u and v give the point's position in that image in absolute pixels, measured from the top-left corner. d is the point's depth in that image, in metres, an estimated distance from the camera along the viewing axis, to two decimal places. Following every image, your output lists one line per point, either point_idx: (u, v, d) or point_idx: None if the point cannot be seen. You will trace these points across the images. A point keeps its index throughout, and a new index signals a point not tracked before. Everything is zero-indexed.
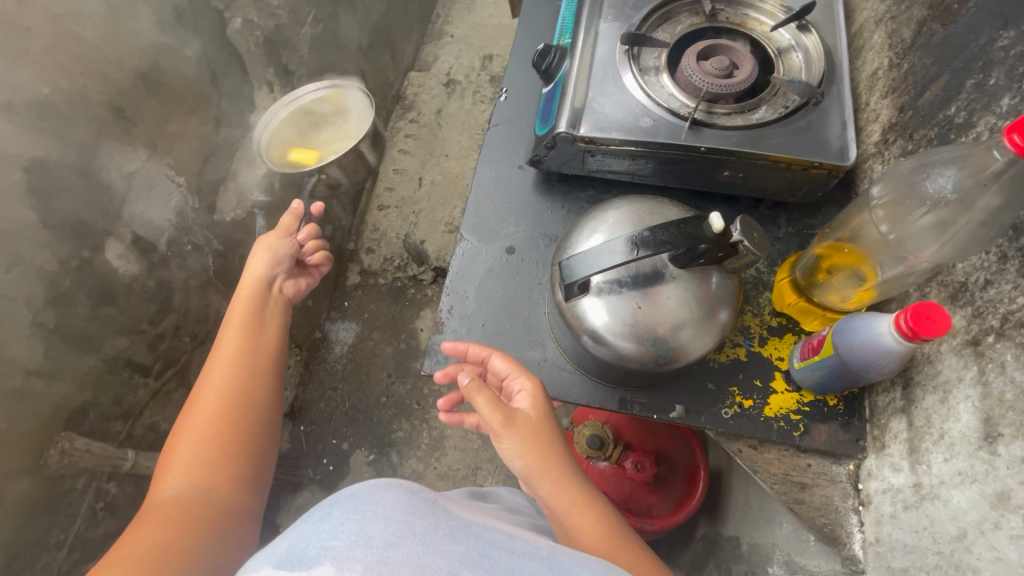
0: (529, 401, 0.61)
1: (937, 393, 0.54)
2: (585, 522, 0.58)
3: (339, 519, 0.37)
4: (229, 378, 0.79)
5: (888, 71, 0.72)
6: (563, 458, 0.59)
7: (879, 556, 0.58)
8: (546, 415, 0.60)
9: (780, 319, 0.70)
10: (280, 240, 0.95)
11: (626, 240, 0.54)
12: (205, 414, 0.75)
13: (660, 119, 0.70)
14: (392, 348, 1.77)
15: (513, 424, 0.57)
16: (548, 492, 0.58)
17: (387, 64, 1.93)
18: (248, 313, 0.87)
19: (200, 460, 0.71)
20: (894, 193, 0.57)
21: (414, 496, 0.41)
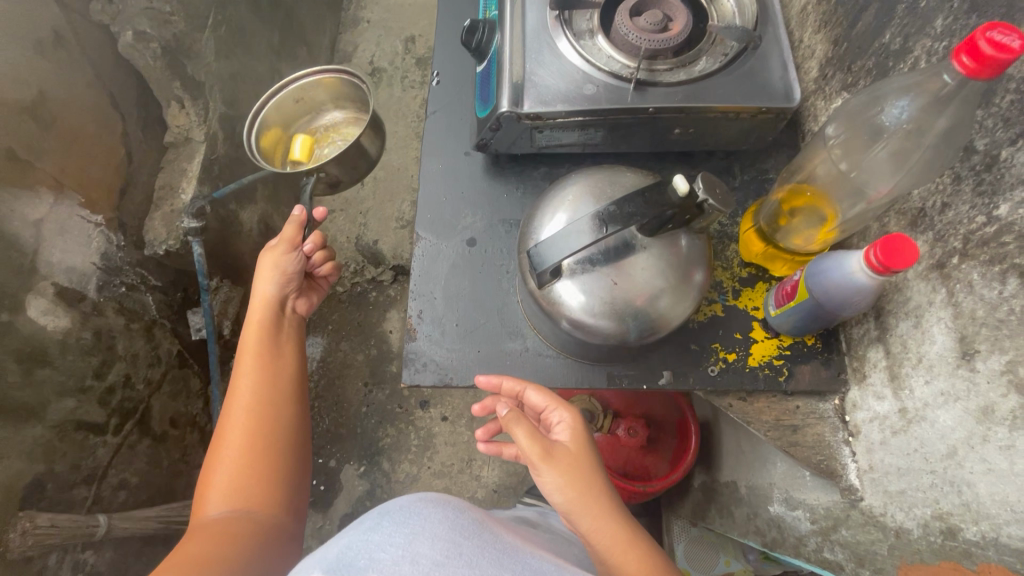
0: (569, 433, 0.61)
1: (909, 318, 0.55)
2: (629, 562, 0.55)
3: (388, 533, 0.44)
4: (256, 399, 0.77)
5: (817, 6, 0.72)
6: (606, 493, 0.57)
7: (875, 482, 0.60)
8: (588, 451, 0.59)
9: (750, 269, 0.70)
10: (287, 255, 0.85)
11: (595, 218, 0.52)
12: (236, 439, 0.74)
13: (603, 84, 0.68)
14: (363, 355, 1.71)
15: (554, 457, 0.56)
16: (591, 531, 0.56)
17: (303, 58, 1.83)
18: (264, 334, 0.83)
19: (239, 487, 0.70)
20: (847, 127, 0.57)
21: (458, 516, 0.49)
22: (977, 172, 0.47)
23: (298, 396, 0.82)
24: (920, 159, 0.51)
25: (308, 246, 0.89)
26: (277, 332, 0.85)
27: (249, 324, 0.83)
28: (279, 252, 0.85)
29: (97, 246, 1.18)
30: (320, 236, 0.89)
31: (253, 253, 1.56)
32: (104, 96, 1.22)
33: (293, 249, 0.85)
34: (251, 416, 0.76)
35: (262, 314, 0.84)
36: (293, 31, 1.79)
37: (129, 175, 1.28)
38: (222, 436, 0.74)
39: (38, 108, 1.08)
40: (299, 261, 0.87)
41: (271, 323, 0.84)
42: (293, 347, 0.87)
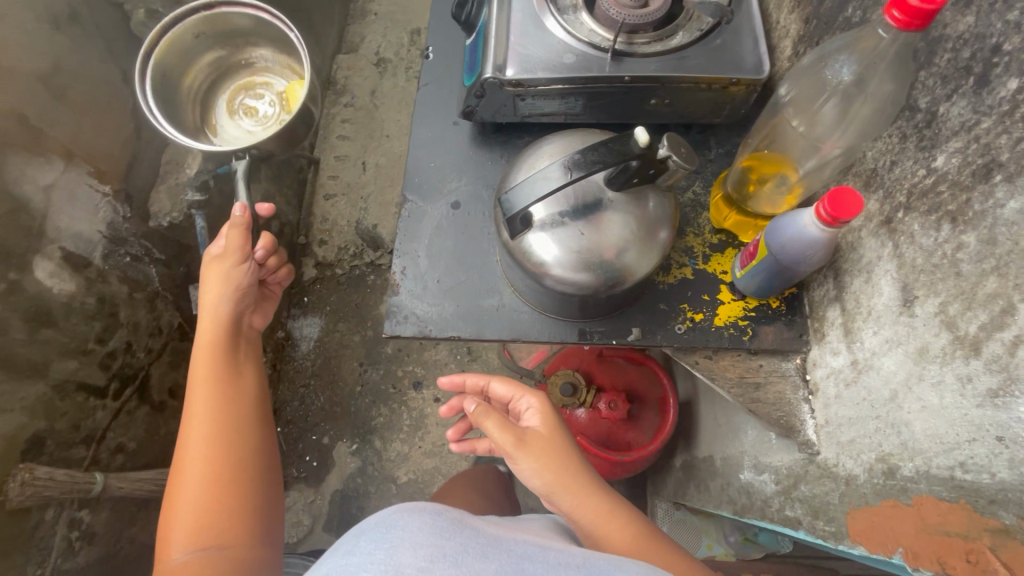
0: (538, 419, 0.69)
1: (862, 274, 0.58)
2: (613, 531, 0.63)
3: (366, 550, 0.41)
4: (211, 433, 0.77)
5: None
6: (579, 471, 0.65)
7: (830, 435, 0.63)
8: (558, 433, 0.67)
9: (721, 236, 0.73)
10: (237, 266, 0.87)
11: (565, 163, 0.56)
12: (196, 476, 0.74)
13: (583, 54, 0.71)
14: (360, 336, 1.75)
15: (527, 444, 0.64)
16: (572, 506, 0.64)
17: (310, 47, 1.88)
18: (216, 364, 0.84)
19: (202, 519, 0.71)
20: (802, 90, 0.61)
21: (439, 517, 0.45)
22: (920, 128, 0.50)
23: (257, 419, 0.83)
24: (864, 115, 0.55)
25: (260, 252, 0.91)
26: (230, 354, 0.86)
27: (198, 357, 0.84)
28: (224, 269, 0.87)
29: (104, 216, 1.23)
30: (271, 240, 0.93)
31: None
32: (116, 74, 1.27)
33: (242, 258, 0.87)
34: (209, 450, 0.76)
35: (212, 339, 0.85)
36: (300, 19, 1.85)
37: (137, 149, 1.33)
38: (180, 473, 0.74)
39: (51, 80, 1.13)
40: (250, 272, 0.89)
41: (223, 350, 0.85)
42: (248, 371, 0.88)
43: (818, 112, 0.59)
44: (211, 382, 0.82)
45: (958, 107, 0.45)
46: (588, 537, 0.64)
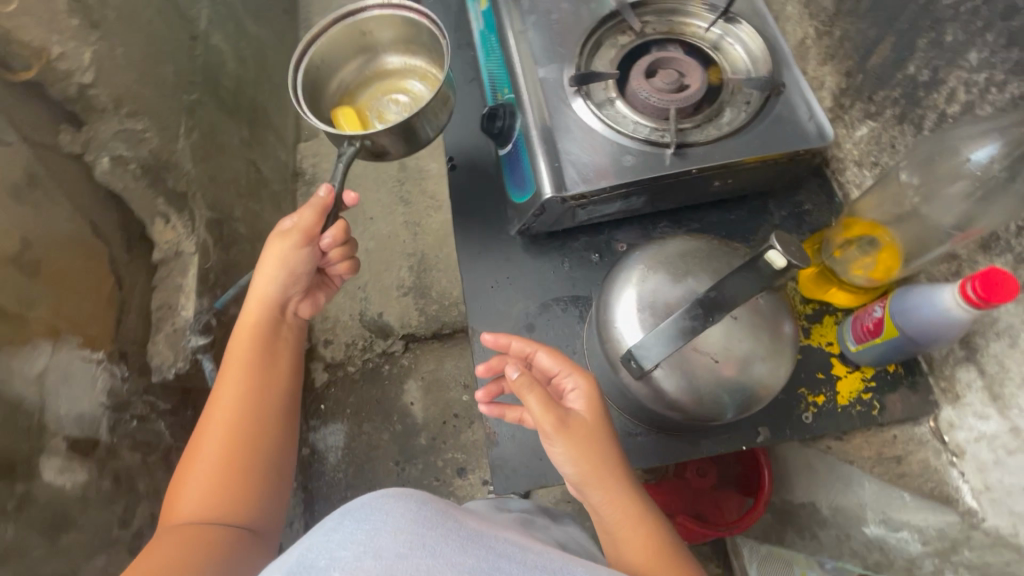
0: (584, 403, 0.57)
1: (1002, 339, 0.55)
2: (636, 540, 0.56)
3: (348, 529, 0.35)
4: (240, 403, 0.68)
5: (818, 39, 0.74)
6: (617, 464, 0.56)
7: (996, 503, 0.59)
8: (602, 422, 0.56)
9: (814, 304, 0.70)
10: (296, 253, 0.71)
11: (678, 327, 0.52)
12: (216, 442, 0.65)
13: (640, 152, 0.67)
14: (389, 433, 1.63)
15: (567, 429, 0.54)
16: (601, 503, 0.56)
17: (274, 144, 1.85)
18: (258, 329, 0.73)
19: (212, 494, 0.63)
20: (924, 175, 0.59)
21: (429, 507, 0.38)
22: None
23: (288, 404, 0.72)
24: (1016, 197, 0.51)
25: (328, 240, 0.71)
26: (273, 335, 0.74)
27: (242, 321, 0.72)
28: (282, 248, 0.70)
29: (101, 386, 1.10)
30: (343, 229, 0.71)
31: None
32: (84, 226, 1.12)
33: (303, 245, 0.70)
34: (234, 420, 0.67)
35: (255, 312, 0.73)
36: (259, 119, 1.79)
37: (124, 300, 1.18)
38: (201, 430, 0.66)
39: (21, 258, 0.98)
40: (308, 261, 0.73)
41: (268, 324, 0.73)
42: (290, 351, 0.76)
43: (945, 190, 0.57)
44: (251, 348, 0.71)
45: None
46: (606, 535, 0.57)
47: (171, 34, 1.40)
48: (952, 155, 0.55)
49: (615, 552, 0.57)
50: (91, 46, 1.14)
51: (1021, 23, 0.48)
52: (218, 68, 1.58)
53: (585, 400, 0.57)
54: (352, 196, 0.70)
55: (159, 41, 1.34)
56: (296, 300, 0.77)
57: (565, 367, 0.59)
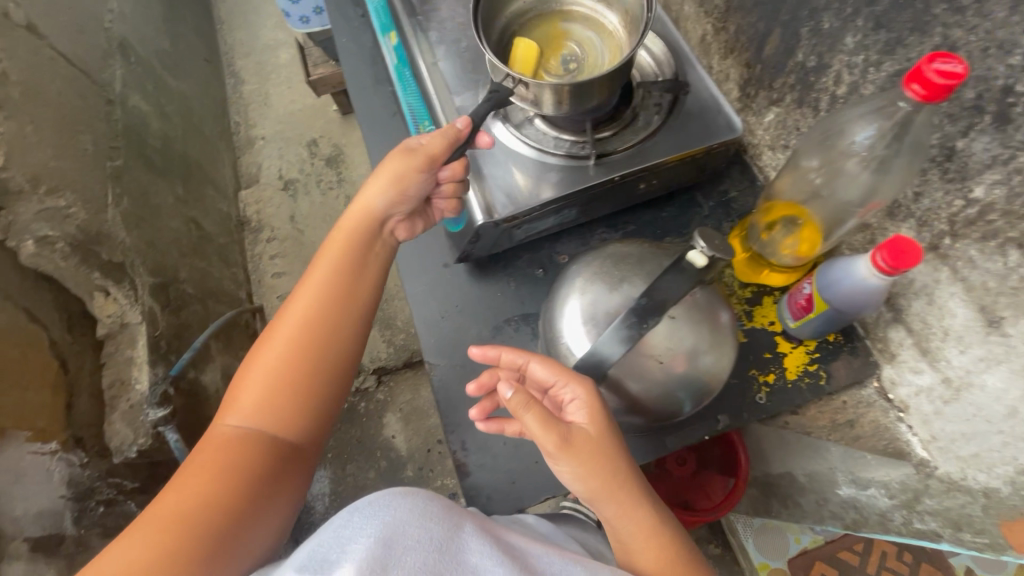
0: (587, 417, 0.53)
1: (921, 297, 0.58)
2: (648, 548, 0.55)
3: (360, 523, 0.44)
4: (297, 339, 0.64)
5: (716, 35, 0.77)
6: (628, 481, 0.54)
7: (943, 451, 0.62)
8: (608, 435, 0.54)
9: (753, 288, 0.73)
10: (413, 174, 0.66)
11: (617, 335, 0.53)
12: (268, 371, 0.63)
13: (564, 167, 0.69)
14: (375, 471, 1.58)
15: (572, 448, 0.51)
16: (615, 515, 0.55)
17: (213, 196, 1.81)
18: (342, 249, 0.68)
19: (262, 406, 0.62)
20: (823, 157, 0.62)
21: (428, 503, 0.48)
22: (939, 162, 0.51)
23: (358, 324, 0.68)
24: (901, 165, 0.54)
25: (446, 174, 0.66)
26: (364, 250, 0.69)
27: (336, 233, 0.69)
28: (410, 161, 0.65)
29: (59, 477, 1.08)
30: (458, 167, 0.66)
31: None
32: (19, 313, 1.07)
33: (413, 172, 0.65)
34: (290, 356, 0.64)
35: (348, 230, 0.69)
36: (193, 174, 1.75)
37: (72, 383, 1.12)
38: (263, 347, 0.65)
39: None
40: (422, 186, 0.67)
41: (356, 243, 0.69)
42: (375, 275, 0.70)
43: (843, 167, 0.59)
44: (334, 269, 0.67)
45: (980, 142, 0.47)
46: (617, 542, 0.57)
47: (86, 103, 1.35)
48: (843, 137, 0.58)
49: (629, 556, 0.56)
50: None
51: (884, 7, 0.52)
52: (141, 129, 1.54)
53: (589, 411, 0.53)
54: (487, 139, 0.67)
55: (74, 111, 1.30)
56: (398, 221, 0.72)
57: (564, 380, 0.55)
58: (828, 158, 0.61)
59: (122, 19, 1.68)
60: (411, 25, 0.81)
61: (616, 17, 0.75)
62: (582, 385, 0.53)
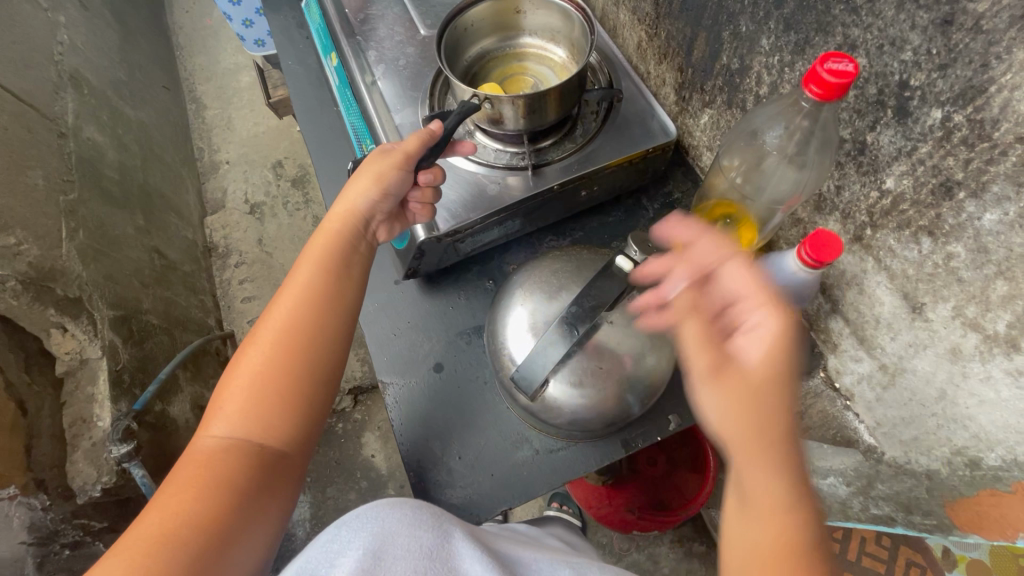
0: (763, 350, 0.43)
1: (853, 287, 0.60)
2: (778, 535, 0.42)
3: (348, 536, 0.44)
4: (281, 347, 0.59)
5: (650, 41, 0.79)
6: (782, 443, 0.43)
7: (889, 435, 0.64)
8: (773, 379, 0.43)
9: None
10: (392, 172, 0.62)
11: (557, 338, 0.55)
12: (249, 380, 0.58)
13: (503, 178, 0.70)
14: (355, 492, 1.55)
15: (722, 371, 0.45)
16: (749, 471, 0.44)
17: (177, 224, 1.79)
18: (324, 252, 0.63)
19: (249, 412, 0.56)
20: (741, 155, 0.63)
21: (420, 510, 0.47)
22: (853, 156, 0.53)
23: (343, 329, 0.63)
24: (818, 161, 0.55)
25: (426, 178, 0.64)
26: (346, 253, 0.64)
27: (319, 234, 0.65)
28: (386, 162, 0.62)
29: (20, 520, 1.08)
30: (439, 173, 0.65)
31: None
32: None
33: (397, 169, 0.62)
34: (276, 363, 0.58)
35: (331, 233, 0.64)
36: (154, 202, 1.72)
37: (32, 424, 1.09)
38: (245, 354, 0.59)
39: None
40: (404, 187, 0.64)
41: (339, 245, 0.64)
42: (359, 279, 0.66)
43: (766, 164, 0.60)
44: (317, 272, 0.63)
45: (886, 136, 0.49)
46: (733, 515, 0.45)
47: (35, 137, 1.33)
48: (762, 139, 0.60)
49: (741, 540, 0.44)
50: None
51: (791, 9, 0.53)
52: (96, 160, 1.52)
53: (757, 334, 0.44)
54: (467, 145, 0.68)
55: (23, 146, 1.27)
56: (380, 223, 0.67)
57: (730, 296, 0.46)
58: (750, 151, 0.61)
59: (73, 50, 1.66)
60: (350, 45, 0.81)
61: (565, 52, 0.73)
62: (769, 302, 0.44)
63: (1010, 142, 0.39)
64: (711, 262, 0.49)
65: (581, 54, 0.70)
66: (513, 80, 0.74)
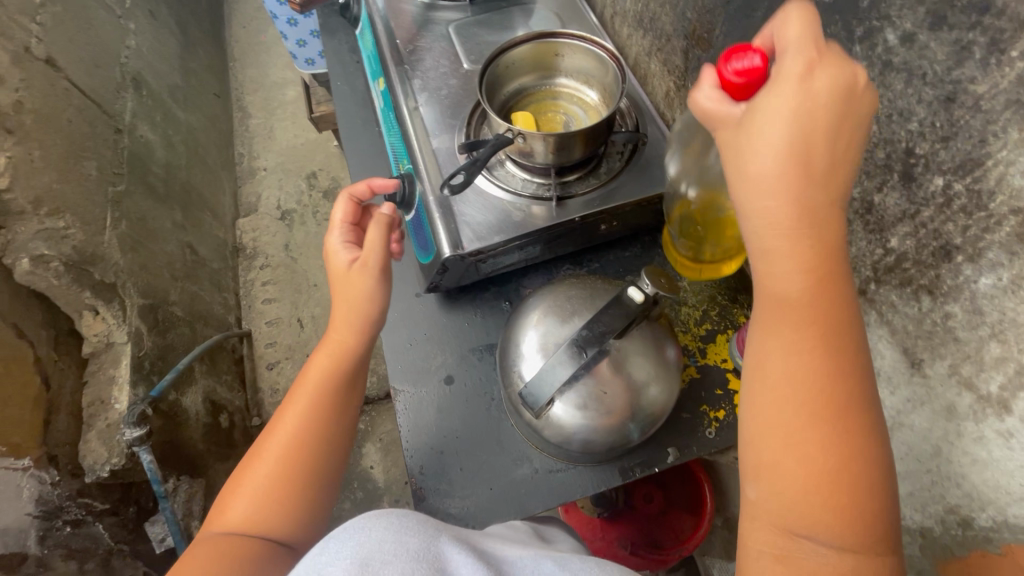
0: (817, 100, 0.37)
1: None
2: (793, 337, 0.40)
3: (334, 549, 0.41)
4: (288, 444, 0.63)
5: (677, 91, 0.84)
6: (819, 240, 0.39)
7: None
8: (826, 146, 0.38)
9: (707, 326, 0.77)
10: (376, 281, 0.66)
11: (566, 356, 0.57)
12: (259, 476, 0.61)
13: (528, 206, 0.74)
14: (349, 501, 1.56)
15: (752, 132, 0.39)
16: (774, 268, 0.40)
17: (211, 223, 1.87)
18: (332, 362, 0.67)
19: (259, 509, 0.60)
20: None
21: (405, 517, 0.45)
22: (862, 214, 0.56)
23: (346, 430, 0.66)
24: None
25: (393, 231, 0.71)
26: (351, 362, 0.68)
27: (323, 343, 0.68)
28: (367, 280, 0.65)
29: (29, 493, 1.09)
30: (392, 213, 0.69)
31: (206, 435, 1.48)
32: (8, 330, 1.09)
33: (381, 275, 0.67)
34: (286, 460, 0.62)
35: (337, 345, 0.67)
36: (193, 201, 1.81)
37: (53, 399, 1.14)
38: (256, 455, 0.63)
39: None
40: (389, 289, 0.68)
41: (344, 355, 0.67)
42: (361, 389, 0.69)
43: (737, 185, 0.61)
44: (325, 379, 0.66)
45: (892, 198, 0.52)
46: (751, 387, 0.43)
47: (94, 131, 1.42)
48: None
49: (760, 412, 0.42)
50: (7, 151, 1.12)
51: None
52: (146, 157, 1.61)
53: (818, 179, 0.38)
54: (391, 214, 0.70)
55: (83, 138, 1.36)
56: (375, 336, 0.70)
57: (800, 132, 0.37)
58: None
59: (137, 54, 1.77)
60: (397, 73, 0.87)
61: (596, 94, 0.78)
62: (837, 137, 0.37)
63: (1004, 213, 0.41)
64: (823, 86, 0.37)
65: (613, 97, 0.76)
66: (548, 117, 0.79)
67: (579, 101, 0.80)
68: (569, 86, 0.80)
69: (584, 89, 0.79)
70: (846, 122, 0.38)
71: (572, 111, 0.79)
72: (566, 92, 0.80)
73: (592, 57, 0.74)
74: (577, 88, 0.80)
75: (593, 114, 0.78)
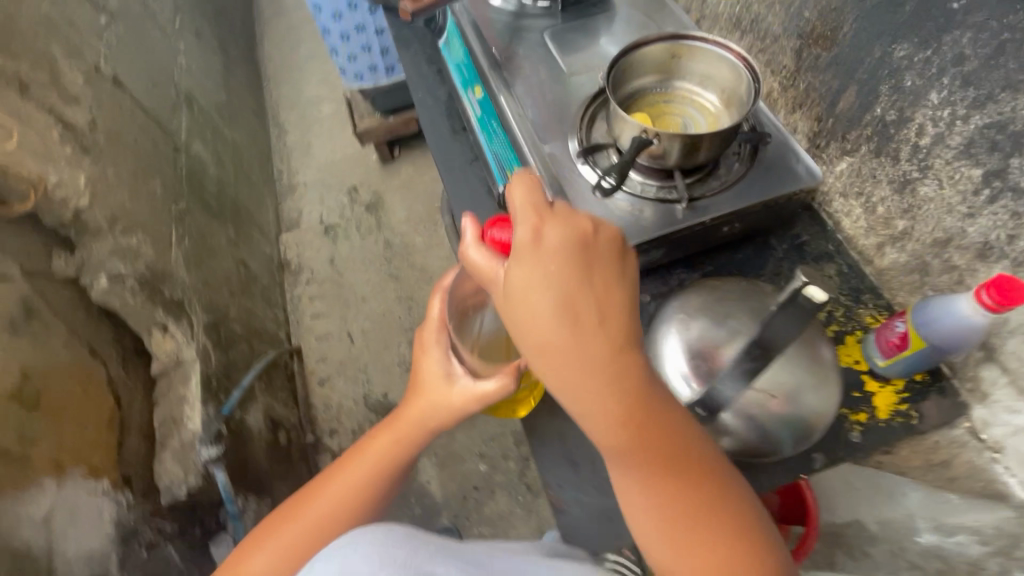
0: (558, 273, 0.47)
1: (1018, 336, 0.60)
2: (628, 447, 0.51)
3: (326, 564, 0.49)
4: (342, 498, 0.70)
5: (785, 91, 0.83)
6: (609, 380, 0.48)
7: None
8: (585, 308, 0.47)
9: (835, 327, 0.75)
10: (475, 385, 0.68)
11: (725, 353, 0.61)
12: (309, 518, 0.69)
13: (653, 210, 0.74)
14: (408, 518, 1.52)
15: (513, 313, 0.49)
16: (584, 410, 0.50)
17: (258, 238, 1.87)
18: (397, 437, 0.73)
19: (298, 546, 0.67)
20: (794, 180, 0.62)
21: (388, 532, 0.52)
22: None
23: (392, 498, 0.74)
24: None
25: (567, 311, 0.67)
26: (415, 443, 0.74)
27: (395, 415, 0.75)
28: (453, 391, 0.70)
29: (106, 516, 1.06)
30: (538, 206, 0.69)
31: (268, 452, 1.46)
32: (85, 349, 1.08)
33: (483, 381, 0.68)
34: (335, 511, 0.69)
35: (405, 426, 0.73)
36: (242, 217, 1.80)
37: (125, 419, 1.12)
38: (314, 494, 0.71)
39: (23, 391, 0.92)
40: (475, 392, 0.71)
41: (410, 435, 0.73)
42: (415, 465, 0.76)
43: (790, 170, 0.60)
44: (390, 450, 0.73)
45: None
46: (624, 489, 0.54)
47: (158, 148, 1.42)
48: None
49: (637, 508, 0.54)
50: (86, 170, 1.12)
51: (972, 66, 0.56)
52: (201, 174, 1.61)
53: (602, 335, 0.47)
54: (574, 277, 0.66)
55: (148, 155, 1.36)
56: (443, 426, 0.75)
57: (564, 308, 0.47)
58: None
59: (188, 73, 1.79)
60: (496, 80, 0.87)
61: (714, 96, 0.77)
62: (597, 285, 0.47)
63: None
64: (552, 246, 0.47)
65: (734, 97, 0.75)
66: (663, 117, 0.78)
67: (695, 102, 0.78)
68: (683, 86, 0.79)
69: (700, 90, 0.78)
70: (594, 277, 0.48)
71: (688, 112, 0.78)
72: (680, 93, 0.79)
73: (715, 58, 0.74)
74: (692, 89, 0.79)
75: (709, 117, 0.77)
